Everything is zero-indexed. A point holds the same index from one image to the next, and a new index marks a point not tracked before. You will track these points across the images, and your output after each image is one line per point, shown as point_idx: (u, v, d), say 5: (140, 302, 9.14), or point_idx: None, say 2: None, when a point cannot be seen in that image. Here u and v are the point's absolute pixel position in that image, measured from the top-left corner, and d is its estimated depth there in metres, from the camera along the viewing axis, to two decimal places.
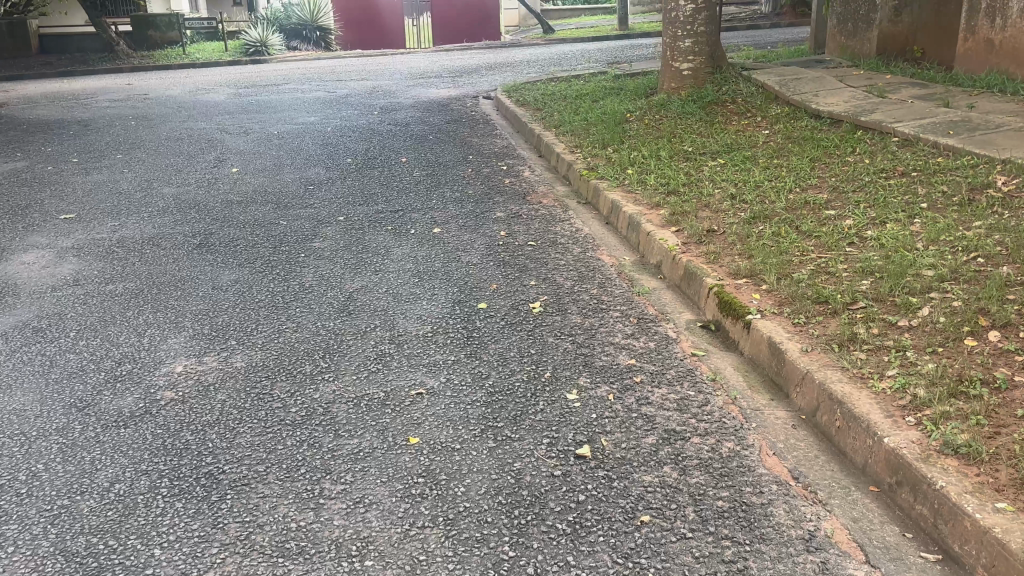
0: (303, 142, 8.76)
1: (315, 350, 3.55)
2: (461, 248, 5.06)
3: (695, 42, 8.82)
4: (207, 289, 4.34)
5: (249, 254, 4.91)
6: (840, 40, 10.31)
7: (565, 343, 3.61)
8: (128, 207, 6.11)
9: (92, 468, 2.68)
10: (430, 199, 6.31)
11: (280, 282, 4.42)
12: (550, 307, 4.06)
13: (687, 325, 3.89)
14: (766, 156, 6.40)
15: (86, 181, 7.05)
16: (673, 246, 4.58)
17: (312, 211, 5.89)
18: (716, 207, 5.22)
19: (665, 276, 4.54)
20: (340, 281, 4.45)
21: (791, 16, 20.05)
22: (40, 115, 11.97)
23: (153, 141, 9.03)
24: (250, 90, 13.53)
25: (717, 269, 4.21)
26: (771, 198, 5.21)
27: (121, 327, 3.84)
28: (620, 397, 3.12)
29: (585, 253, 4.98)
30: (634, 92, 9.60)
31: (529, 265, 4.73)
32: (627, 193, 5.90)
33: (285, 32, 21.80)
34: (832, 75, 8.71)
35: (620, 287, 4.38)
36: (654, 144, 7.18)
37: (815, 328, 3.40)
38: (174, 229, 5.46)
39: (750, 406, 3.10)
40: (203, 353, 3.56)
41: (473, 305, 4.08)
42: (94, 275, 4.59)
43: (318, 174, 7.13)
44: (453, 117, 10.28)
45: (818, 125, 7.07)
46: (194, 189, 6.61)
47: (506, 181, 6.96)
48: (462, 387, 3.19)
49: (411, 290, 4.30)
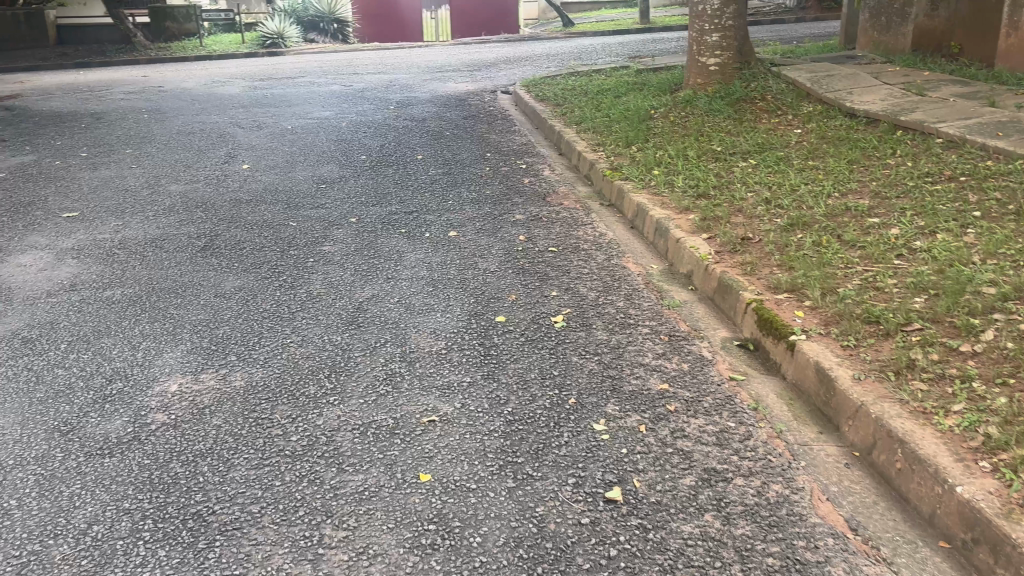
0: (316, 138, 8.50)
1: (320, 368, 3.28)
2: (478, 254, 4.78)
3: (723, 37, 8.49)
4: (209, 296, 4.08)
5: (254, 259, 4.64)
6: (875, 34, 9.89)
7: (590, 364, 3.33)
8: (133, 205, 5.87)
9: (69, 507, 2.42)
10: (446, 199, 6.03)
11: (286, 289, 4.16)
12: (573, 321, 3.78)
13: (723, 343, 3.61)
14: (800, 157, 6.08)
15: (92, 176, 6.82)
16: (706, 255, 4.29)
17: (323, 212, 5.63)
18: (750, 213, 4.91)
19: (696, 287, 4.25)
20: (349, 289, 4.18)
21: (816, 10, 19.59)
22: (52, 106, 11.77)
23: (163, 135, 8.80)
24: (264, 83, 13.27)
25: (755, 281, 3.92)
26: (809, 204, 4.90)
27: (114, 339, 3.58)
28: (653, 429, 2.85)
29: (610, 260, 4.69)
30: (657, 88, 9.27)
31: (551, 274, 4.45)
32: (654, 195, 5.60)
33: (302, 24, 21.57)
34: (867, 71, 8.35)
35: (649, 299, 4.09)
36: (680, 142, 6.88)
37: (868, 354, 3.11)
38: (179, 230, 5.21)
39: (797, 441, 2.83)
40: (200, 370, 3.30)
41: (491, 318, 3.80)
42: (90, 280, 4.34)
43: (331, 172, 6.87)
44: (470, 112, 9.99)
45: (854, 124, 6.74)
46: (202, 187, 6.36)
47: (525, 181, 6.67)
48: (479, 414, 2.92)
49: (425, 301, 4.02)
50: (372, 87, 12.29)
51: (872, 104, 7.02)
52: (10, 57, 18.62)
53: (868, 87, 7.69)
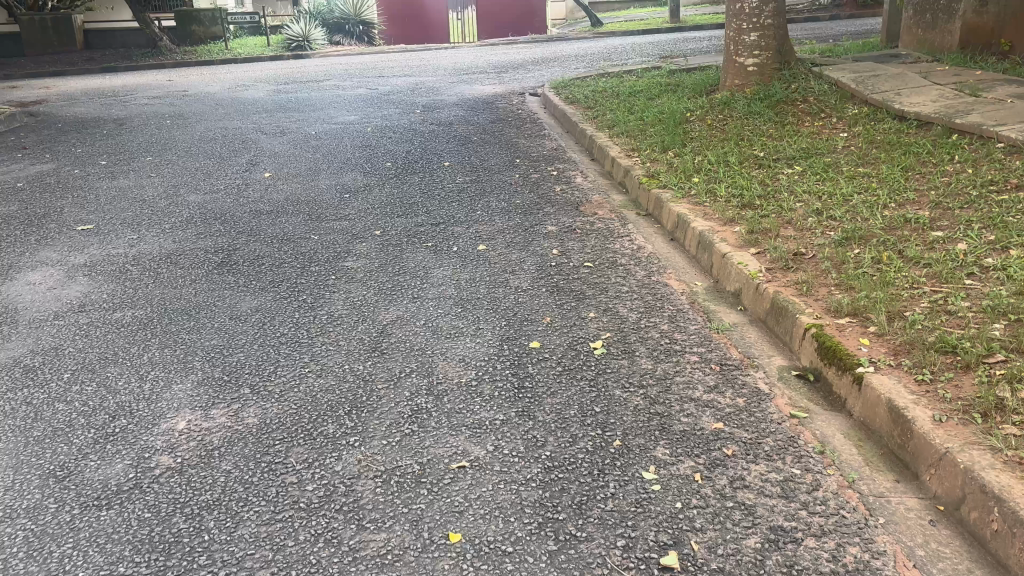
0: (341, 143, 8.27)
1: (339, 403, 3.02)
2: (508, 270, 4.50)
3: (761, 36, 8.14)
4: (223, 319, 3.83)
5: (273, 276, 4.40)
6: (920, 33, 9.48)
7: (635, 398, 3.03)
8: (150, 217, 5.66)
9: (58, 571, 2.18)
10: (474, 209, 5.76)
11: (305, 311, 3.91)
12: (614, 347, 3.48)
13: (780, 374, 3.30)
14: (850, 163, 5.73)
15: (111, 186, 6.64)
16: (756, 272, 3.97)
17: (346, 224, 5.38)
18: (800, 226, 4.59)
19: (746, 308, 3.94)
20: (372, 310, 3.91)
21: (852, 8, 19.13)
22: (77, 112, 11.68)
23: (185, 142, 8.62)
24: (289, 87, 13.10)
25: (812, 303, 3.60)
26: (863, 216, 4.58)
27: (121, 368, 3.35)
28: (709, 479, 2.56)
29: (651, 277, 4.39)
30: (692, 89, 8.94)
31: (587, 292, 4.15)
32: (694, 205, 5.28)
33: (327, 27, 21.40)
34: (915, 71, 7.97)
35: (695, 321, 3.78)
36: (720, 147, 6.55)
37: (947, 389, 2.78)
38: (196, 244, 4.98)
39: (872, 493, 2.51)
40: (210, 405, 3.04)
41: (525, 344, 3.51)
42: (101, 300, 4.12)
43: (355, 181, 6.62)
44: (498, 115, 9.71)
45: (905, 128, 6.38)
46: (222, 197, 6.14)
47: (556, 189, 6.38)
48: (514, 459, 2.63)
49: (453, 324, 3.75)
50: (399, 90, 12.07)
51: (923, 106, 6.65)
52: (38, 62, 18.66)
53: (917, 87, 7.32)
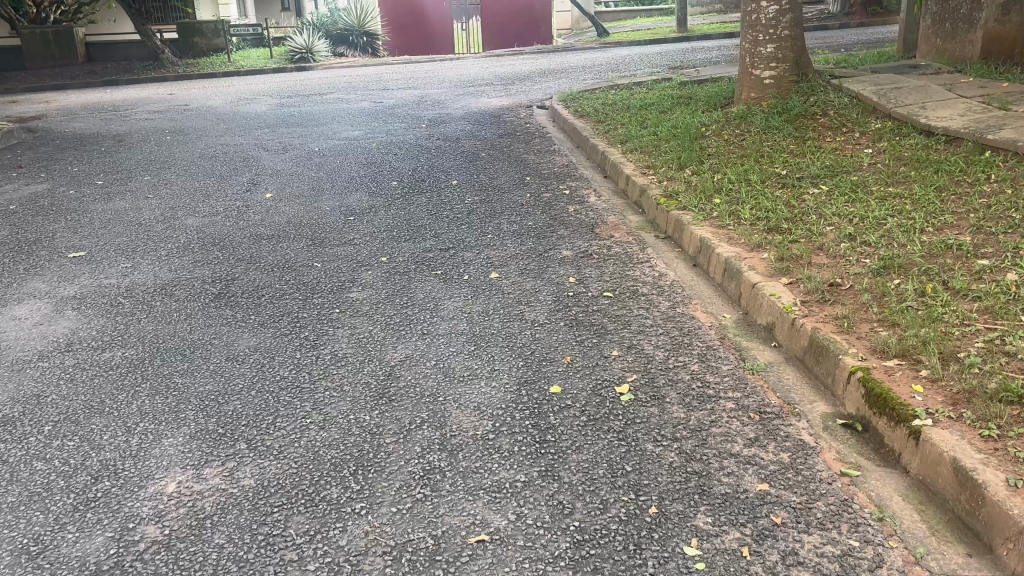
0: (345, 161, 8.02)
1: (344, 462, 2.75)
2: (523, 301, 4.24)
3: (778, 48, 7.88)
4: (219, 362, 3.57)
5: (273, 309, 4.14)
6: (939, 43, 9.19)
7: (669, 454, 2.76)
8: (144, 243, 5.41)
9: None
10: (484, 232, 5.50)
11: (307, 350, 3.64)
12: (642, 392, 3.20)
13: (824, 423, 3.03)
14: (879, 183, 5.46)
15: (106, 208, 6.39)
16: (791, 306, 3.70)
17: (351, 250, 5.12)
18: (833, 253, 4.32)
19: (781, 344, 3.67)
20: (378, 349, 3.65)
21: (861, 16, 18.90)
22: (75, 127, 11.46)
23: (185, 160, 8.38)
24: (292, 100, 12.86)
25: (856, 342, 3.33)
26: (900, 242, 4.31)
27: (107, 419, 3.08)
28: (759, 554, 2.28)
29: (675, 308, 4.12)
30: (706, 103, 8.68)
31: (608, 327, 3.88)
32: (717, 228, 5.01)
33: (331, 39, 21.19)
34: (938, 83, 7.69)
35: (728, 360, 3.51)
36: (739, 166, 6.28)
37: (1018, 447, 2.50)
38: (192, 274, 4.73)
39: (943, 570, 2.24)
40: (202, 464, 2.78)
41: (544, 388, 3.24)
42: (89, 338, 3.86)
43: (360, 201, 6.36)
44: (507, 130, 9.45)
45: (933, 144, 6.11)
46: (222, 221, 5.88)
47: (570, 209, 6.11)
48: (538, 531, 2.37)
49: (466, 364, 3.48)
50: (404, 104, 11.83)
51: (951, 121, 6.38)
52: (39, 76, 18.48)
53: (942, 100, 7.04)
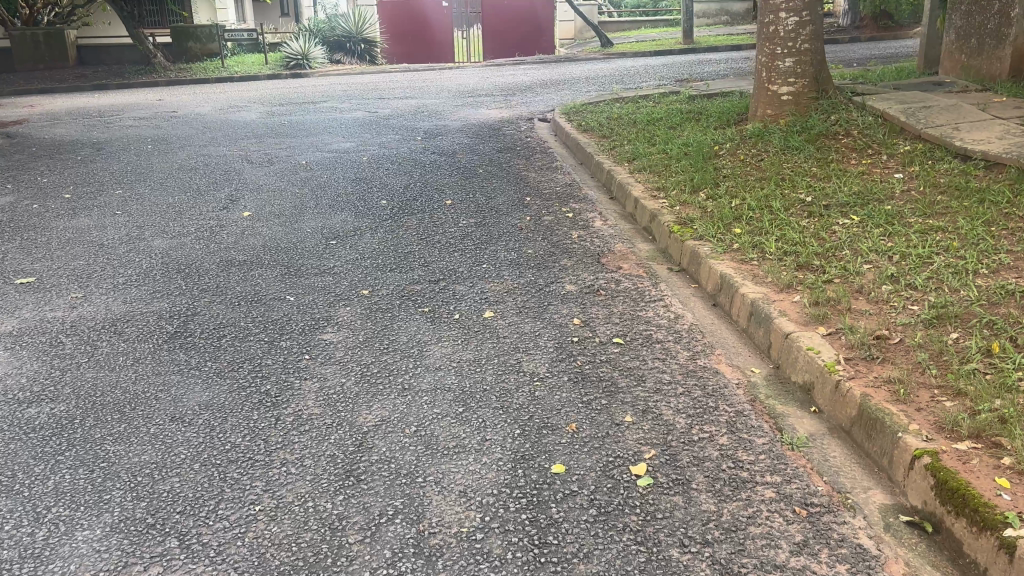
0: (332, 176, 7.50)
1: (294, 572, 2.21)
2: (521, 347, 3.71)
3: (798, 63, 7.37)
4: (161, 423, 3.03)
5: (234, 354, 3.61)
6: (964, 59, 8.68)
7: (700, 567, 2.23)
8: (101, 268, 4.87)
9: None
10: (479, 261, 4.97)
11: (266, 410, 3.10)
12: (663, 476, 2.67)
13: (884, 520, 2.50)
14: (916, 213, 4.95)
15: (68, 226, 5.85)
16: (834, 366, 3.17)
17: (329, 281, 4.58)
18: (874, 297, 3.80)
19: (821, 410, 3.15)
20: (349, 410, 3.11)
21: (871, 30, 18.51)
22: (55, 133, 10.94)
23: (163, 172, 7.85)
24: (284, 109, 12.35)
25: (917, 415, 2.79)
26: (951, 285, 3.79)
27: (13, 502, 2.54)
28: None
29: (695, 360, 3.59)
30: (718, 119, 8.17)
31: (619, 383, 3.35)
32: (739, 261, 4.49)
33: (328, 45, 20.70)
34: (969, 102, 7.19)
35: (762, 433, 2.98)
36: (758, 190, 5.77)
37: None
38: (149, 307, 4.19)
39: None
40: (119, 570, 2.23)
41: (544, 466, 2.71)
42: (16, 388, 3.32)
43: (344, 223, 5.83)
44: (505, 144, 8.94)
45: (970, 170, 5.61)
46: (191, 243, 5.36)
47: (573, 235, 5.58)
48: None
49: (452, 432, 2.94)
50: (399, 114, 11.31)
51: (990, 144, 5.88)
52: (28, 79, 17.98)
53: (977, 121, 6.54)
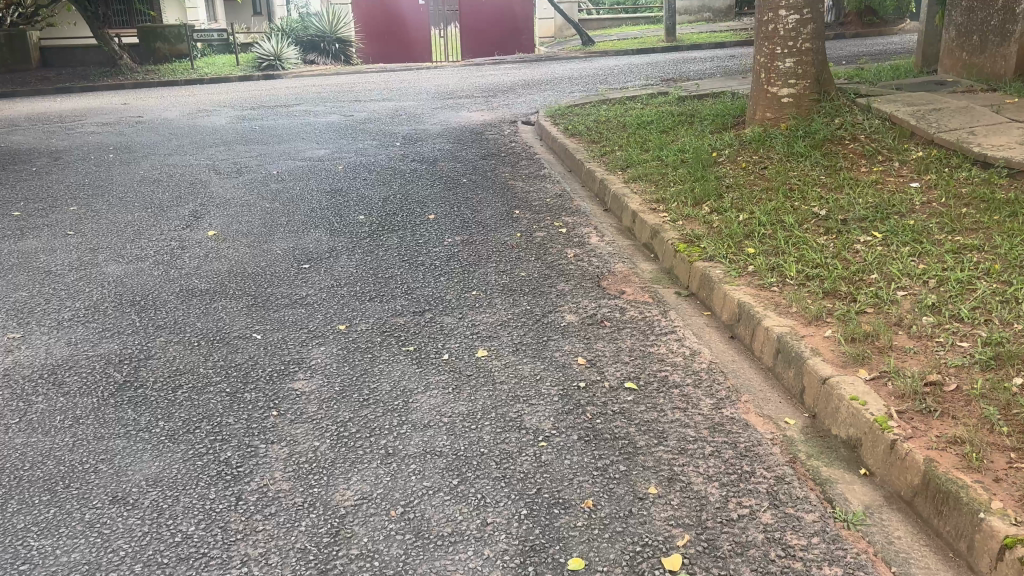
0: (305, 187, 7.00)
1: None
2: (522, 395, 3.25)
3: (798, 62, 6.95)
4: (99, 507, 2.54)
5: (190, 410, 3.12)
6: (966, 57, 8.32)
7: None
8: (46, 301, 4.36)
9: None
10: (467, 286, 4.51)
11: (224, 488, 2.62)
12: (703, 571, 2.23)
13: None
14: (945, 228, 4.53)
15: (13, 251, 5.32)
16: (886, 422, 2.72)
17: (301, 314, 4.10)
18: (918, 332, 3.37)
19: (874, 474, 2.71)
20: (323, 484, 2.64)
21: (857, 26, 18.23)
22: (11, 142, 10.34)
23: (123, 184, 7.32)
24: (255, 113, 11.78)
25: (998, 488, 2.36)
26: (1003, 318, 3.37)
27: None
28: None
29: (722, 410, 3.15)
30: (713, 121, 7.74)
31: (639, 441, 2.90)
32: (757, 287, 4.05)
33: (301, 45, 20.10)
34: (980, 103, 6.79)
35: (811, 507, 2.54)
36: (766, 203, 5.33)
37: None
38: (95, 351, 3.69)
39: None
40: None
41: (560, 562, 2.26)
42: None
43: (319, 243, 5.34)
44: (489, 150, 8.47)
45: (993, 179, 5.20)
46: (149, 269, 4.85)
47: (569, 254, 5.12)
48: None
49: (446, 514, 2.47)
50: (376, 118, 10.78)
51: (1012, 150, 5.49)
52: None
53: (993, 124, 6.14)
